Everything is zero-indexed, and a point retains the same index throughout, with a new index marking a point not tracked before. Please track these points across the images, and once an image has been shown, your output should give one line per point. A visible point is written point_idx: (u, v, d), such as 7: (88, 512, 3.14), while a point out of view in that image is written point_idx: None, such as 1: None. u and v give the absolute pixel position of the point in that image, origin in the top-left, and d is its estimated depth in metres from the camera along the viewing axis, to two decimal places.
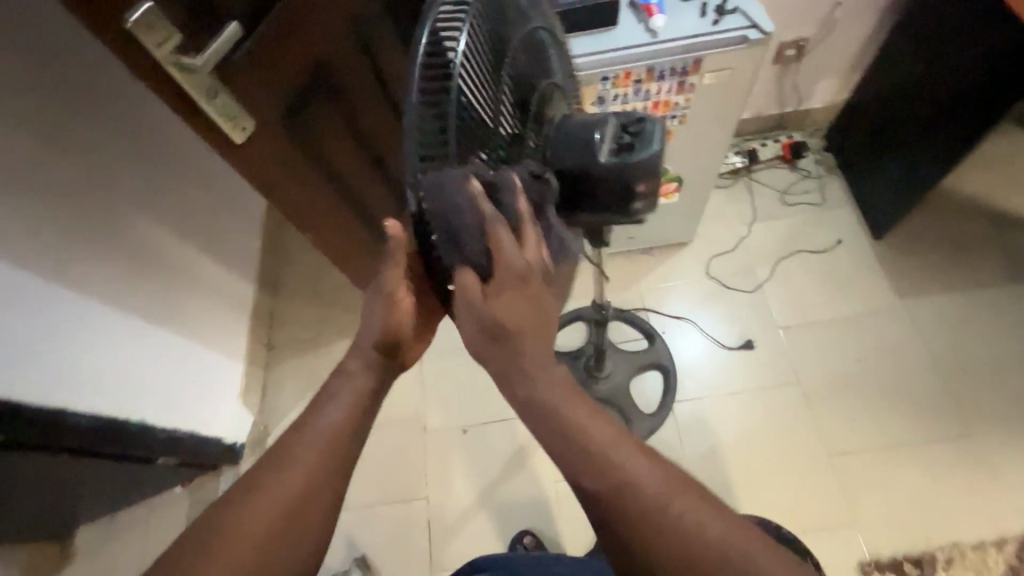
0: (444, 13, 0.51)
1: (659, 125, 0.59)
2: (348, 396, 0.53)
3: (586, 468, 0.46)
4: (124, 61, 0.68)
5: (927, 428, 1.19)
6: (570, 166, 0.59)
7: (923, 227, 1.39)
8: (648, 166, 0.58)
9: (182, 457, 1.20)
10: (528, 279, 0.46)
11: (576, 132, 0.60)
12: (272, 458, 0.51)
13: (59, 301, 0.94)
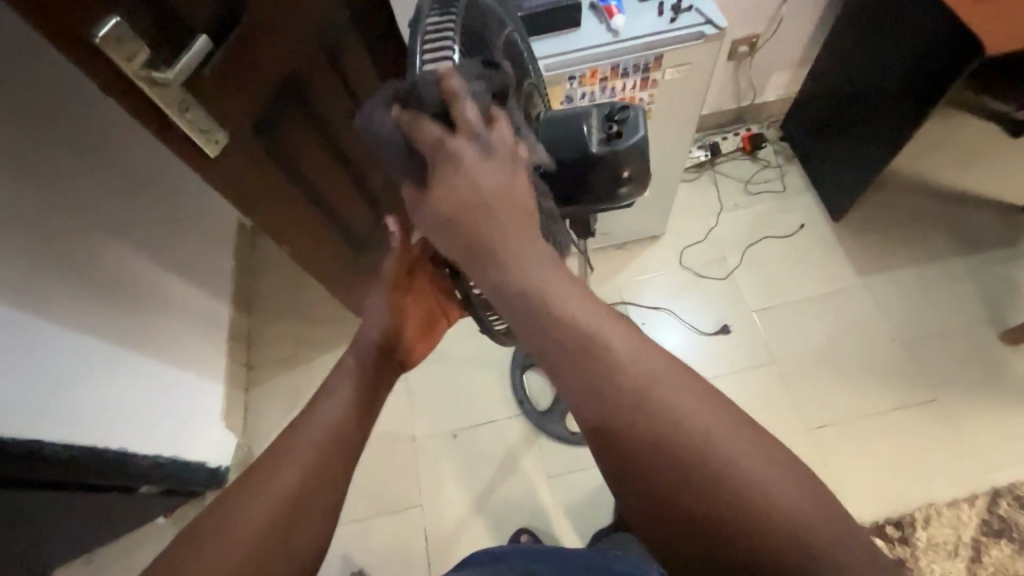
0: (431, 29, 0.53)
1: (639, 112, 0.63)
2: (349, 389, 0.56)
3: (625, 417, 0.37)
4: (92, 78, 0.67)
5: (896, 396, 1.25)
6: (566, 158, 0.61)
7: (877, 208, 1.47)
8: (636, 152, 0.61)
9: (164, 484, 1.17)
10: (462, 159, 0.42)
11: (564, 124, 0.61)
12: (272, 453, 0.51)
13: (30, 329, 0.90)
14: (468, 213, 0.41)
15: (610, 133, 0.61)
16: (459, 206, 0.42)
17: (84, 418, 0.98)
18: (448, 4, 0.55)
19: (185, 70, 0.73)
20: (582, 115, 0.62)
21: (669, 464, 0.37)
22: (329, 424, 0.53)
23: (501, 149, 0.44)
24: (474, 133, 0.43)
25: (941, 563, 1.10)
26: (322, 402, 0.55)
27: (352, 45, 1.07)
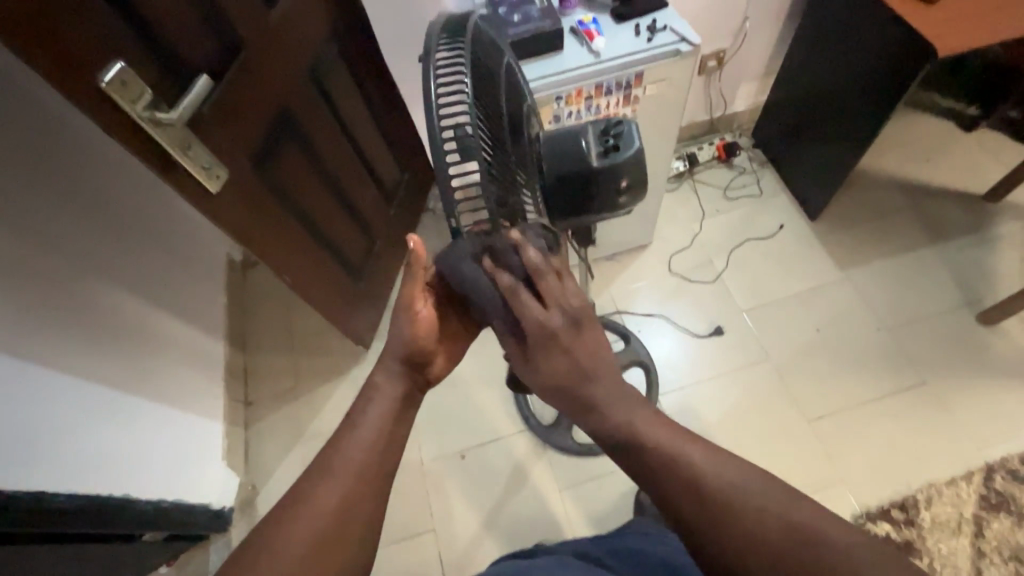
0: (442, 61, 0.53)
1: (635, 124, 0.64)
2: (379, 408, 0.56)
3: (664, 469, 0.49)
4: (98, 123, 0.68)
5: (887, 382, 1.30)
6: (570, 173, 0.63)
7: (849, 205, 1.55)
8: (633, 163, 0.62)
9: (171, 530, 1.14)
10: (563, 335, 0.51)
11: (562, 140, 0.64)
12: (313, 472, 0.53)
13: (27, 376, 0.89)
14: (570, 376, 0.52)
15: (606, 146, 0.62)
16: (562, 369, 0.51)
17: (87, 466, 0.96)
18: (456, 37, 0.57)
19: (188, 108, 0.75)
20: (578, 131, 0.64)
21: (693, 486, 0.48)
22: (364, 444, 0.54)
23: (584, 309, 0.52)
24: (563, 304, 0.51)
25: (947, 541, 1.12)
26: (355, 421, 0.55)
27: (337, 76, 1.11)
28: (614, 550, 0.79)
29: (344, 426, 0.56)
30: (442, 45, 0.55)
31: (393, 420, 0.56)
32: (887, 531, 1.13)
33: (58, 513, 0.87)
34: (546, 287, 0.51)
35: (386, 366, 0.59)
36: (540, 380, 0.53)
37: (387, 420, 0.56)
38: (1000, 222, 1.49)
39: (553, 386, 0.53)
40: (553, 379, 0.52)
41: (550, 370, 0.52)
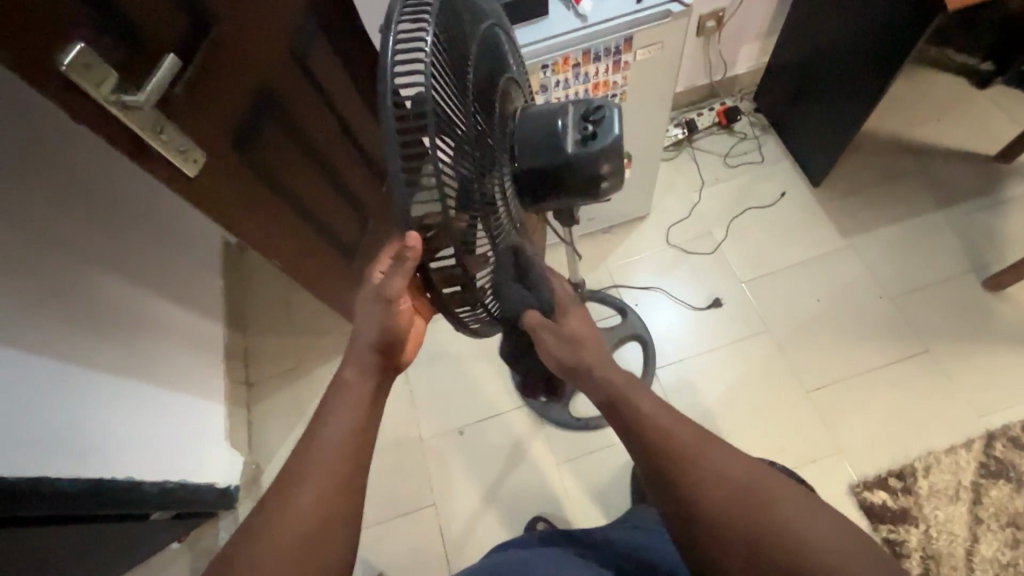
0: (403, 34, 0.47)
1: (616, 109, 0.62)
2: (349, 408, 0.55)
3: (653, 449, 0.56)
4: (61, 106, 0.66)
5: (889, 351, 1.28)
6: (545, 162, 0.62)
7: (854, 169, 1.50)
8: (611, 152, 0.61)
9: (178, 509, 1.17)
10: (578, 308, 0.67)
11: (541, 121, 0.62)
12: (288, 476, 0.53)
13: (27, 365, 0.89)
14: (588, 335, 0.64)
15: (585, 132, 0.61)
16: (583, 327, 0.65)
17: (88, 449, 0.98)
18: (420, 3, 0.50)
19: (156, 89, 0.72)
20: (558, 114, 0.62)
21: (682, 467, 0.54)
22: (337, 440, 0.54)
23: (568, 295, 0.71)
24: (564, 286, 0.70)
25: (944, 508, 1.12)
26: (325, 418, 0.55)
27: (320, 50, 1.06)
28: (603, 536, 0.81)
29: (314, 425, 0.55)
30: (403, 14, 0.49)
31: (367, 410, 0.56)
32: (882, 499, 1.13)
33: (61, 496, 0.89)
34: (557, 279, 0.69)
35: (355, 363, 0.56)
36: (568, 337, 0.63)
37: (360, 418, 0.55)
38: (1013, 185, 1.44)
39: (572, 343, 0.63)
40: (578, 335, 0.63)
41: (575, 330, 0.64)
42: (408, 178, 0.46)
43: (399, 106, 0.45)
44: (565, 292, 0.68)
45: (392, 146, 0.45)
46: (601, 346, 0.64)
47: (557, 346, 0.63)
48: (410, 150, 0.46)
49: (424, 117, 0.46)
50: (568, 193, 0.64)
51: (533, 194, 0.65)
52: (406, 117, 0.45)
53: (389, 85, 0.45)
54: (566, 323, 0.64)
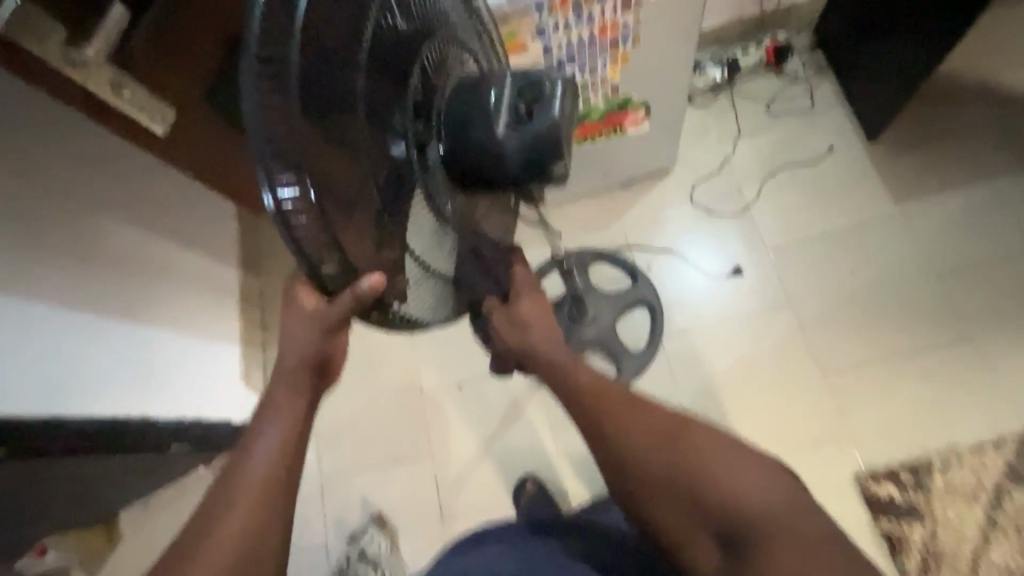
0: None
1: (558, 87, 0.56)
2: (279, 428, 0.56)
3: (611, 429, 0.65)
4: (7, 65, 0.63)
5: (924, 336, 1.16)
6: (473, 142, 0.55)
7: (919, 123, 1.30)
8: (547, 137, 0.55)
9: (195, 442, 1.27)
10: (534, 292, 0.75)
11: (471, 92, 0.56)
12: (214, 498, 0.54)
13: (46, 320, 0.94)
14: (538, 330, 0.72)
15: (518, 111, 0.55)
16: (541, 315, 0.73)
17: (102, 389, 1.05)
18: None
19: (105, 41, 0.67)
20: (493, 86, 0.56)
21: (637, 438, 0.64)
22: (264, 463, 0.54)
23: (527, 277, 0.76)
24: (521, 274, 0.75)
25: (956, 509, 1.05)
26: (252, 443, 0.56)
27: None
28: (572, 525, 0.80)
29: (243, 447, 0.56)
30: None
31: (296, 435, 0.57)
32: (889, 493, 1.07)
33: (76, 434, 0.98)
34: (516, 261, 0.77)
35: (285, 383, 0.58)
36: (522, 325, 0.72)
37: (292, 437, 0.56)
38: None
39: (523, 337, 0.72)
40: (526, 320, 0.72)
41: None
42: (267, 136, 0.40)
43: (263, 50, 0.39)
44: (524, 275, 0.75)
45: (250, 95, 0.39)
46: (552, 332, 0.73)
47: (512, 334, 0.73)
48: (274, 103, 0.40)
49: (289, 66, 0.40)
50: (500, 183, 0.57)
51: (462, 178, 0.58)
52: (271, 65, 0.39)
53: (257, 21, 0.39)
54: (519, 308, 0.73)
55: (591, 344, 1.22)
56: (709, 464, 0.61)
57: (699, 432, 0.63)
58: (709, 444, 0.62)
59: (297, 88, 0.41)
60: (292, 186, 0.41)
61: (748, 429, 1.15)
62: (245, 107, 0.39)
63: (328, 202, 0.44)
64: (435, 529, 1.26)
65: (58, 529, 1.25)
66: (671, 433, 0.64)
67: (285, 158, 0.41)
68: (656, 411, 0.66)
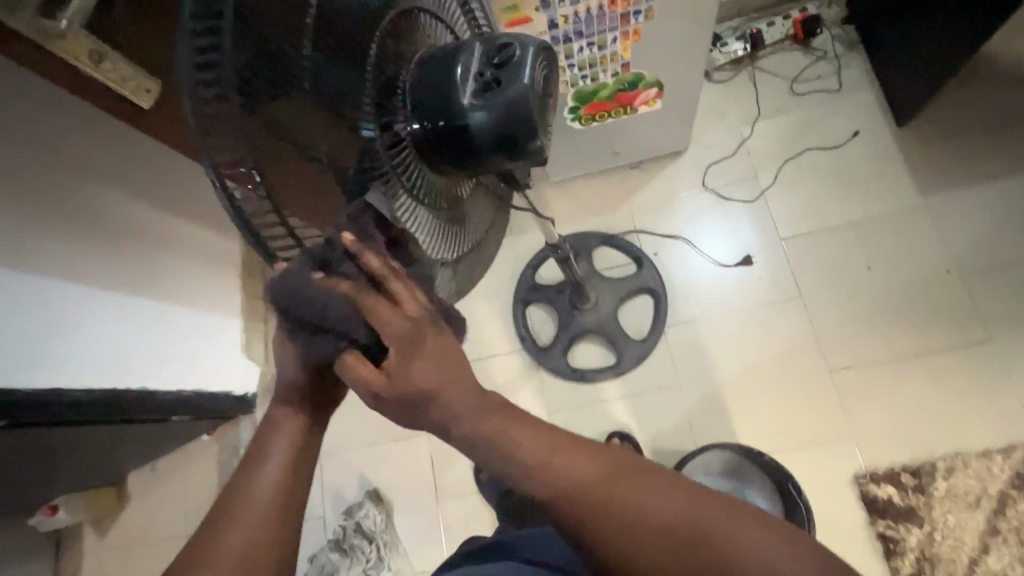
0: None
1: (530, 49, 0.51)
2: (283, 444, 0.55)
3: (589, 515, 0.48)
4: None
5: (940, 336, 1.12)
6: (438, 116, 0.51)
7: (951, 110, 1.22)
8: (518, 107, 0.50)
9: (196, 413, 1.28)
10: (420, 341, 0.48)
11: (436, 61, 0.52)
12: (216, 518, 0.53)
13: (51, 291, 0.93)
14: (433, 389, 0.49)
15: (486, 80, 0.51)
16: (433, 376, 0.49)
17: (105, 361, 1.05)
18: None
19: (78, 11, 0.62)
20: (461, 51, 0.52)
21: (629, 524, 0.47)
22: (271, 476, 0.54)
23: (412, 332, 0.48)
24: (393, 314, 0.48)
25: (957, 514, 1.03)
26: (258, 458, 0.55)
27: None
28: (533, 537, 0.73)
29: (246, 466, 0.55)
30: None
31: (300, 448, 0.56)
32: (888, 495, 1.05)
33: (75, 404, 0.99)
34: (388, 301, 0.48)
35: (285, 403, 0.55)
36: (406, 397, 0.48)
37: (294, 454, 0.55)
38: None
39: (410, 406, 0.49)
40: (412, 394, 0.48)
41: (414, 390, 0.48)
42: (204, 121, 0.38)
43: (197, 28, 0.37)
44: (395, 319, 0.47)
45: (186, 88, 0.37)
46: (464, 391, 0.50)
47: (395, 411, 0.49)
48: (208, 86, 0.37)
49: (223, 50, 0.37)
50: (469, 158, 0.53)
51: (439, 159, 0.54)
52: (206, 45, 0.37)
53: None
54: (404, 376, 0.48)
55: (591, 331, 1.20)
56: (727, 549, 0.45)
57: (709, 501, 0.48)
58: (730, 525, 0.46)
59: (233, 68, 0.38)
60: (237, 171, 0.41)
61: (747, 423, 1.13)
62: (181, 87, 0.37)
63: (277, 187, 0.43)
64: (429, 506, 1.27)
65: (66, 489, 1.29)
66: (675, 513, 0.47)
67: (233, 151, 0.40)
68: (653, 480, 0.49)
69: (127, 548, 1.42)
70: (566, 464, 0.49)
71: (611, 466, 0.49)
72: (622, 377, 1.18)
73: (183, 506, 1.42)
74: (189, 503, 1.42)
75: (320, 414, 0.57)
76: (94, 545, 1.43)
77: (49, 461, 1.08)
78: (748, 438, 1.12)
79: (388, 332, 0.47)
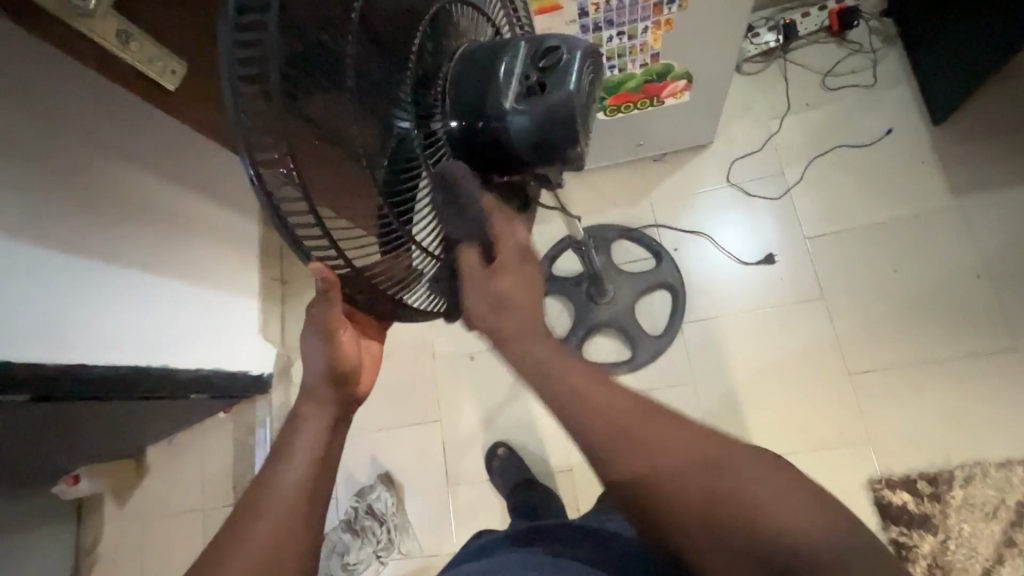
0: None
1: (578, 55, 0.50)
2: (310, 441, 0.56)
3: (616, 448, 0.50)
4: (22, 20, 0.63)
5: (965, 342, 1.09)
6: (477, 116, 0.51)
7: (989, 109, 1.18)
8: (560, 113, 0.49)
9: (214, 392, 1.30)
10: (523, 263, 0.54)
11: (478, 60, 0.51)
12: (241, 514, 0.54)
13: (74, 270, 0.95)
14: (519, 299, 0.53)
15: (530, 82, 0.51)
16: (524, 291, 0.53)
17: (125, 339, 1.06)
18: None
19: None
20: (505, 52, 0.51)
21: (656, 461, 0.50)
22: (297, 472, 0.55)
23: (515, 251, 0.53)
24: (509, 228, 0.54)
25: (972, 523, 1.02)
26: (285, 454, 0.56)
27: None
28: (584, 526, 0.73)
29: (272, 462, 0.56)
30: None
31: (324, 444, 0.57)
32: (902, 501, 1.04)
33: (95, 379, 1.01)
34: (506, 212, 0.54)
35: (312, 397, 0.58)
36: (491, 297, 0.52)
37: (320, 448, 0.56)
38: None
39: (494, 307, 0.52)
40: (502, 293, 0.52)
41: (504, 291, 0.52)
42: (246, 116, 0.38)
43: (240, 23, 0.37)
44: (512, 232, 0.54)
45: (228, 81, 0.37)
46: (538, 320, 0.54)
47: (481, 309, 0.52)
48: (251, 83, 0.38)
49: (266, 41, 0.37)
50: (505, 159, 0.53)
51: (476, 157, 0.54)
52: (248, 39, 0.37)
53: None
54: (501, 277, 0.52)
55: (608, 326, 1.19)
56: (747, 487, 0.48)
57: (735, 449, 0.50)
58: (753, 473, 0.48)
59: (276, 62, 0.37)
60: (277, 170, 0.40)
61: (762, 424, 1.12)
62: (226, 83, 0.38)
63: (316, 185, 0.42)
64: (440, 492, 1.29)
65: (86, 460, 1.33)
66: (699, 454, 0.50)
67: (272, 145, 0.39)
68: (680, 424, 0.52)
69: (146, 518, 1.46)
70: (598, 397, 0.52)
71: (640, 409, 0.52)
72: (637, 371, 1.18)
73: (199, 481, 1.45)
74: (205, 479, 1.45)
75: (345, 407, 0.59)
76: (114, 514, 1.48)
77: (72, 432, 1.11)
78: (761, 439, 1.11)
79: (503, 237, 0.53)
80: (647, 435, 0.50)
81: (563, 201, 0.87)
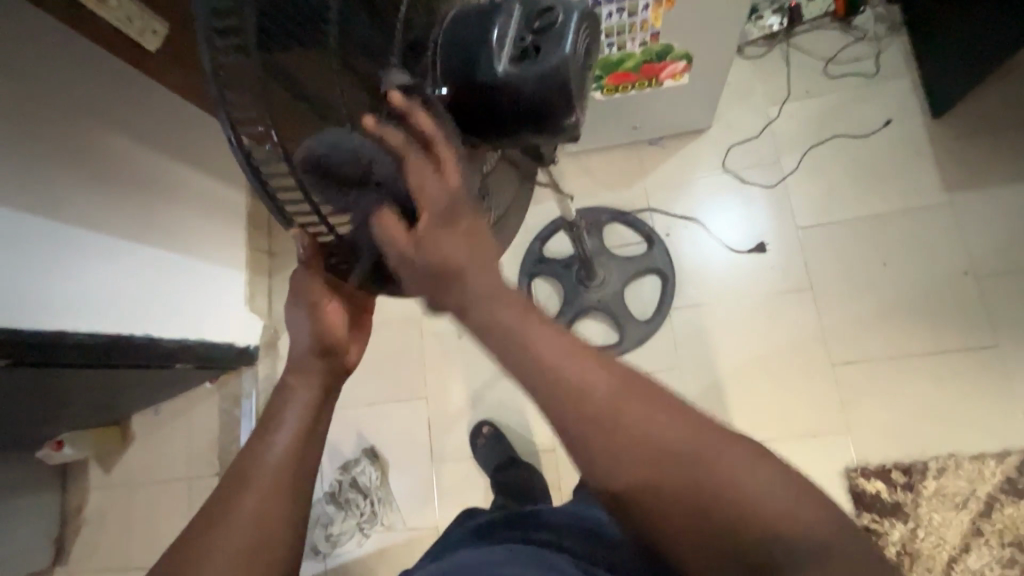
0: None
1: (573, 16, 0.48)
2: (298, 414, 0.56)
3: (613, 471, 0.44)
4: None
5: (949, 337, 1.10)
6: (467, 81, 0.48)
7: (991, 105, 1.17)
8: (555, 75, 0.47)
9: (198, 361, 1.28)
10: (454, 220, 0.44)
11: (470, 24, 0.49)
12: (226, 488, 0.53)
13: (56, 238, 0.92)
14: (461, 263, 0.44)
15: (524, 45, 0.48)
16: (460, 255, 0.44)
17: (107, 306, 1.04)
18: None
19: None
20: (497, 14, 0.49)
21: (664, 486, 0.43)
22: (284, 445, 0.55)
23: (450, 207, 0.43)
24: (434, 178, 0.43)
25: (943, 513, 1.04)
26: (272, 428, 0.55)
27: None
28: (563, 508, 0.75)
29: (259, 436, 0.55)
30: None
31: (311, 419, 0.56)
32: (876, 490, 1.06)
33: (77, 347, 0.99)
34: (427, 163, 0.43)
35: (300, 369, 0.57)
36: (428, 270, 0.43)
37: (306, 422, 0.56)
38: None
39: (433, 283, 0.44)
40: (439, 266, 0.43)
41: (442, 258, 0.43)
42: (224, 74, 0.36)
43: None
44: (436, 186, 0.43)
45: (204, 31, 0.35)
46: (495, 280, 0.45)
47: (419, 283, 0.44)
48: (228, 38, 0.35)
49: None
50: (497, 132, 0.50)
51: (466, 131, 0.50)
52: None
53: None
54: (428, 248, 0.43)
55: (597, 308, 1.19)
56: (769, 507, 0.43)
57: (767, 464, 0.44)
58: (780, 486, 0.43)
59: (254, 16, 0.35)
60: (256, 132, 0.39)
61: (746, 413, 1.13)
62: (201, 35, 0.35)
63: (297, 150, 0.41)
64: (424, 467, 1.30)
65: (69, 426, 1.32)
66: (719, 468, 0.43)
67: (250, 104, 0.38)
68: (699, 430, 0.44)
69: (131, 485, 1.46)
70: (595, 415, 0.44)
71: (651, 418, 0.44)
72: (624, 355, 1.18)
73: (184, 450, 1.45)
74: (190, 448, 1.45)
75: (335, 379, 0.58)
76: (99, 480, 1.48)
77: (55, 397, 1.11)
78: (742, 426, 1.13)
79: (425, 195, 0.43)
80: (656, 452, 0.43)
81: (558, 187, 0.85)
